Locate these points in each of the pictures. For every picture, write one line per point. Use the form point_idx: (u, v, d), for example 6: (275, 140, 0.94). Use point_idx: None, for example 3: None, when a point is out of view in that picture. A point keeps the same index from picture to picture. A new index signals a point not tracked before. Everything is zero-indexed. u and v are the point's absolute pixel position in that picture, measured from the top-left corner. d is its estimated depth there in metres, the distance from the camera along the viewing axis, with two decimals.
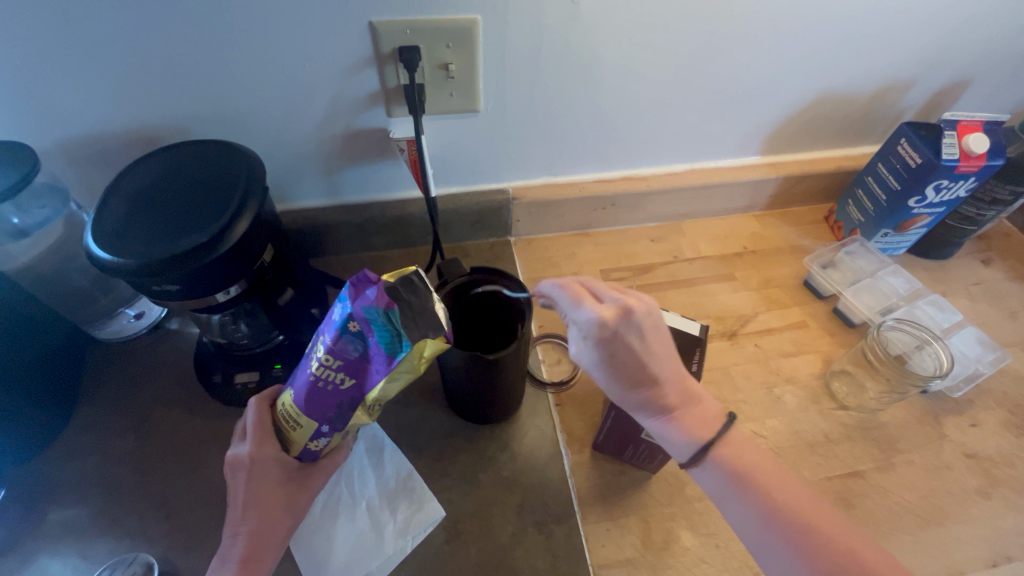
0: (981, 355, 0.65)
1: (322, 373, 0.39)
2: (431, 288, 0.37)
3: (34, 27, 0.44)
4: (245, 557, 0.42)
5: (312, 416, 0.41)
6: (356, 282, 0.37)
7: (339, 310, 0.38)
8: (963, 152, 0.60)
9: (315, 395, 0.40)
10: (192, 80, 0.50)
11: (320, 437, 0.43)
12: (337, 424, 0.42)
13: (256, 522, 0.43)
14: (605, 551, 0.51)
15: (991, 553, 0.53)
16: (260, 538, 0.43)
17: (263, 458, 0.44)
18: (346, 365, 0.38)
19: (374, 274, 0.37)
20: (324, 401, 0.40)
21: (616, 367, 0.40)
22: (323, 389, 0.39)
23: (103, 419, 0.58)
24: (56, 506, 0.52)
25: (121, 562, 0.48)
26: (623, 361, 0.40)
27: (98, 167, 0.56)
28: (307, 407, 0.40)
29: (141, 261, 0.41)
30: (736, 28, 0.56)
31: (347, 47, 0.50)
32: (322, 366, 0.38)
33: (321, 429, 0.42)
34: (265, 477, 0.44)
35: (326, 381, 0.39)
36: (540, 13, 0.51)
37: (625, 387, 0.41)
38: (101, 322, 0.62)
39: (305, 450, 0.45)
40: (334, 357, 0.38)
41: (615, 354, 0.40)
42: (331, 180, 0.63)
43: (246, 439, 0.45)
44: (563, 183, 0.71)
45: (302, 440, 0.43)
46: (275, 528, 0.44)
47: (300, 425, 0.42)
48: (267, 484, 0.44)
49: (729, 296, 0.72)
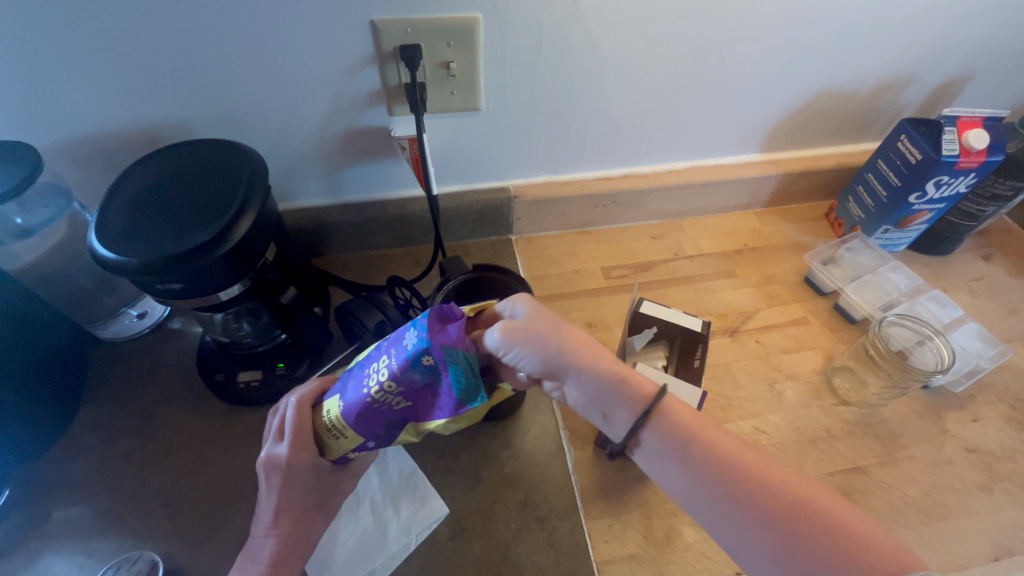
0: (983, 349, 0.65)
1: (380, 397, 0.38)
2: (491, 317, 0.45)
3: (37, 28, 0.45)
4: (273, 561, 0.43)
5: (361, 432, 0.41)
6: (441, 314, 0.36)
7: (412, 337, 0.36)
8: (963, 148, 0.60)
9: (369, 414, 0.39)
10: (196, 80, 0.51)
11: (362, 447, 0.43)
12: (383, 439, 0.42)
13: (287, 526, 0.44)
14: (608, 547, 0.51)
15: (993, 547, 0.53)
16: (293, 540, 0.45)
17: (300, 463, 0.44)
18: (409, 393, 0.37)
19: (459, 309, 0.37)
20: (376, 419, 0.39)
21: (548, 334, 0.38)
22: (378, 409, 0.38)
23: (106, 418, 0.58)
24: (60, 504, 0.52)
25: (126, 562, 0.48)
26: (551, 320, 0.39)
27: (101, 166, 0.56)
28: (358, 423, 0.40)
29: (145, 261, 0.41)
30: (737, 25, 0.56)
31: (350, 46, 0.51)
32: (382, 391, 0.37)
33: (367, 442, 0.42)
34: (300, 482, 0.44)
35: (382, 403, 0.38)
36: (540, 12, 0.51)
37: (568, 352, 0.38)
38: (103, 322, 0.62)
39: (342, 455, 0.45)
40: (398, 384, 0.37)
41: (535, 324, 0.38)
42: (334, 179, 0.63)
43: (284, 442, 0.44)
44: (564, 181, 0.71)
45: (343, 448, 0.43)
46: (306, 530, 0.46)
47: (345, 435, 0.42)
48: (301, 488, 0.45)
49: (730, 293, 0.72)
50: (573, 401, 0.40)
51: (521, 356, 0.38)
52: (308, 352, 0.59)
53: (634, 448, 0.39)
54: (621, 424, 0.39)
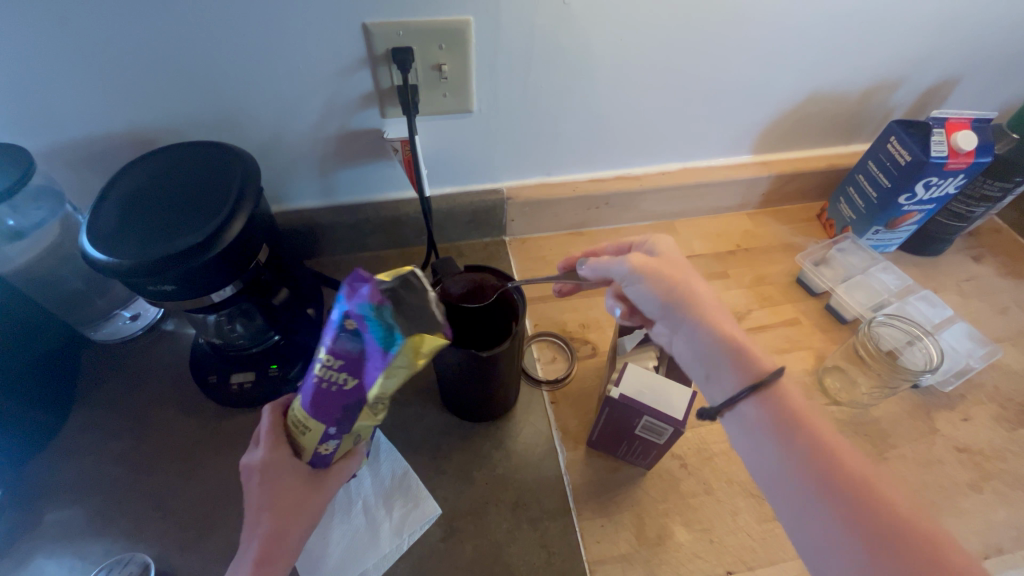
0: (972, 349, 0.65)
1: (325, 375, 0.38)
2: (428, 288, 0.38)
3: (32, 32, 0.45)
4: (259, 560, 0.41)
5: (319, 418, 0.40)
6: (351, 280, 0.37)
7: (337, 311, 0.38)
8: (951, 149, 0.60)
9: (321, 397, 0.39)
10: (189, 82, 0.51)
11: (329, 440, 0.42)
12: (345, 426, 0.41)
13: (269, 525, 0.43)
14: (600, 547, 0.51)
15: (983, 545, 0.53)
16: (277, 538, 0.43)
17: (275, 462, 0.44)
18: (349, 365, 0.37)
19: (368, 273, 0.38)
20: (330, 404, 0.39)
21: (670, 281, 0.43)
22: (328, 390, 0.38)
23: (100, 420, 0.58)
24: (52, 507, 0.52)
25: (118, 563, 0.48)
26: (679, 269, 0.44)
27: (94, 168, 0.56)
28: (314, 410, 0.40)
29: (135, 261, 0.41)
30: (726, 32, 0.57)
31: (343, 48, 0.51)
32: (324, 367, 0.37)
33: (329, 432, 0.41)
34: (278, 479, 0.44)
35: (330, 382, 0.38)
36: (531, 14, 0.51)
37: (681, 295, 0.43)
38: (97, 323, 0.62)
39: (317, 456, 0.44)
40: (336, 358, 0.37)
41: (659, 267, 0.44)
42: (327, 180, 0.64)
43: (260, 444, 0.45)
44: (557, 182, 0.71)
45: (312, 445, 0.43)
46: (295, 525, 0.43)
47: (309, 427, 0.41)
48: (281, 485, 0.43)
49: (722, 294, 0.72)
50: (681, 353, 0.44)
51: (640, 293, 0.44)
52: (300, 354, 0.59)
53: (725, 415, 0.40)
54: (721, 389, 0.40)
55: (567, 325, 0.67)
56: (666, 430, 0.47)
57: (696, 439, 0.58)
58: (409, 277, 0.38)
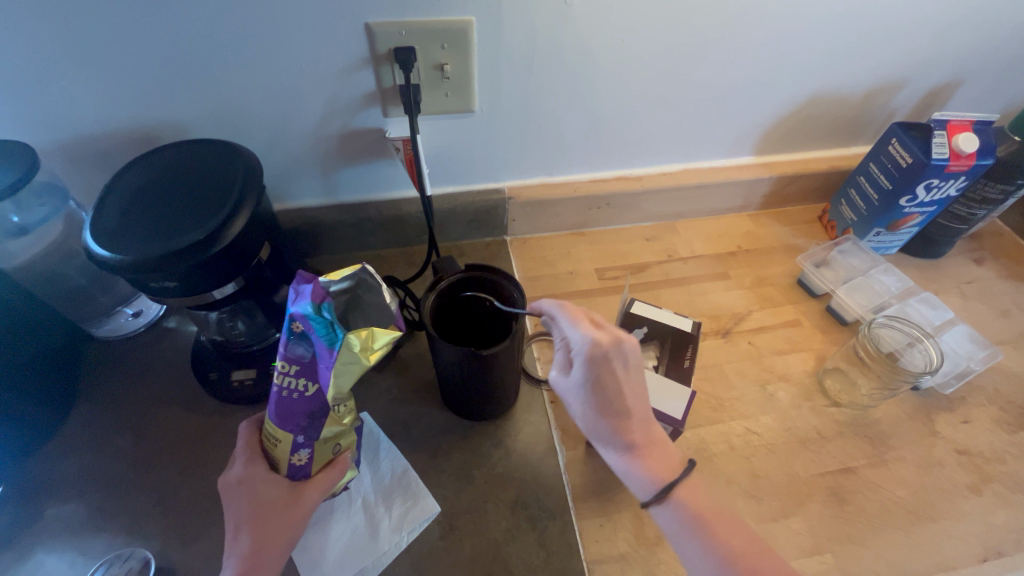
0: (973, 352, 0.65)
1: (285, 383, 0.40)
2: (381, 285, 0.39)
3: (36, 30, 0.45)
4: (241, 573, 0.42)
5: (285, 428, 0.42)
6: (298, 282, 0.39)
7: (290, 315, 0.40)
8: (953, 151, 0.60)
9: (284, 406, 0.41)
10: (192, 80, 0.51)
11: (301, 449, 0.44)
12: (311, 433, 0.43)
13: (249, 539, 0.43)
14: (599, 546, 0.51)
15: (982, 548, 0.53)
16: (263, 549, 0.43)
17: (252, 477, 0.45)
18: (304, 370, 0.40)
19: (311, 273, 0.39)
20: (292, 412, 0.41)
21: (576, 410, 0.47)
22: (288, 398, 0.41)
23: (102, 416, 0.58)
24: (53, 502, 0.52)
25: (118, 558, 0.49)
26: (606, 387, 0.44)
27: (97, 166, 0.56)
28: (279, 419, 0.42)
29: (138, 258, 0.42)
30: (726, 35, 0.57)
31: (345, 48, 0.51)
32: (282, 375, 0.40)
33: (298, 441, 0.43)
34: (256, 492, 0.45)
35: (290, 389, 0.40)
36: (534, 14, 0.52)
37: (601, 410, 0.45)
38: (100, 321, 0.63)
39: (292, 468, 0.45)
40: (290, 363, 0.39)
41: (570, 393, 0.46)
42: (329, 179, 0.64)
43: (236, 461, 0.47)
44: (559, 183, 0.71)
45: (285, 456, 0.44)
46: (280, 533, 0.44)
47: (279, 438, 0.43)
48: (260, 497, 0.44)
49: (723, 295, 0.72)
50: None
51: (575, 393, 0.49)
52: None
53: None
54: None
55: None
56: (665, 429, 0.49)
57: (696, 439, 0.58)
58: (360, 275, 0.38)
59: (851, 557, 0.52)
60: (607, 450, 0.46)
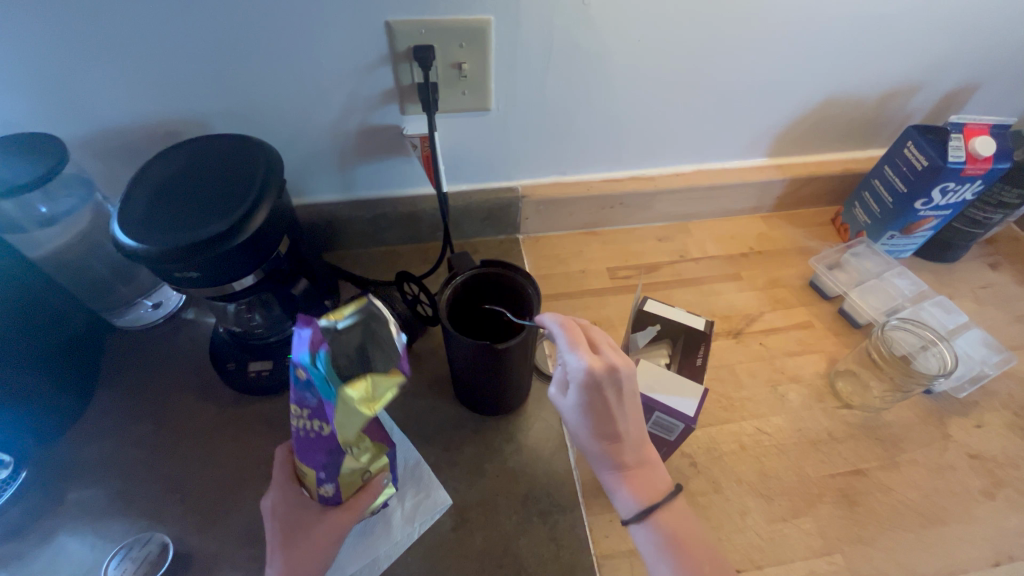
0: (987, 356, 0.64)
1: (301, 423, 0.39)
2: (387, 319, 0.37)
3: (68, 26, 0.47)
4: None
5: (309, 462, 0.43)
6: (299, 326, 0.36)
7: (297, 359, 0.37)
8: (969, 154, 0.60)
9: (305, 443, 0.41)
10: (216, 77, 0.52)
11: (326, 483, 0.44)
12: (333, 470, 0.42)
13: (280, 563, 0.45)
14: (608, 541, 0.52)
15: (994, 553, 0.53)
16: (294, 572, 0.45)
17: (286, 505, 0.48)
18: (312, 413, 0.37)
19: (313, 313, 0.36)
20: (312, 449, 0.41)
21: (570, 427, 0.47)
22: (308, 437, 0.40)
23: (122, 404, 0.59)
24: (75, 487, 0.54)
25: (138, 541, 0.50)
26: (598, 413, 0.44)
27: (122, 159, 0.58)
28: (304, 455, 0.42)
29: (164, 248, 0.43)
30: (743, 38, 0.57)
31: (366, 46, 0.52)
32: (297, 417, 0.39)
33: (322, 476, 0.43)
34: (291, 519, 0.47)
35: (306, 429, 0.39)
36: (552, 15, 0.52)
37: (594, 431, 0.45)
38: (120, 310, 0.64)
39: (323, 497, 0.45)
40: (301, 407, 0.38)
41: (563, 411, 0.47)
42: (346, 175, 0.65)
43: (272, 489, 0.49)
44: (572, 182, 0.72)
45: (313, 485, 0.45)
46: (310, 556, 0.45)
47: (307, 471, 0.44)
48: (294, 523, 0.47)
49: (735, 296, 0.72)
50: None
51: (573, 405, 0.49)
52: None
53: None
54: None
55: None
56: (677, 426, 0.48)
57: (706, 438, 0.59)
58: (364, 309, 0.37)
59: (861, 558, 0.52)
60: (598, 468, 0.47)
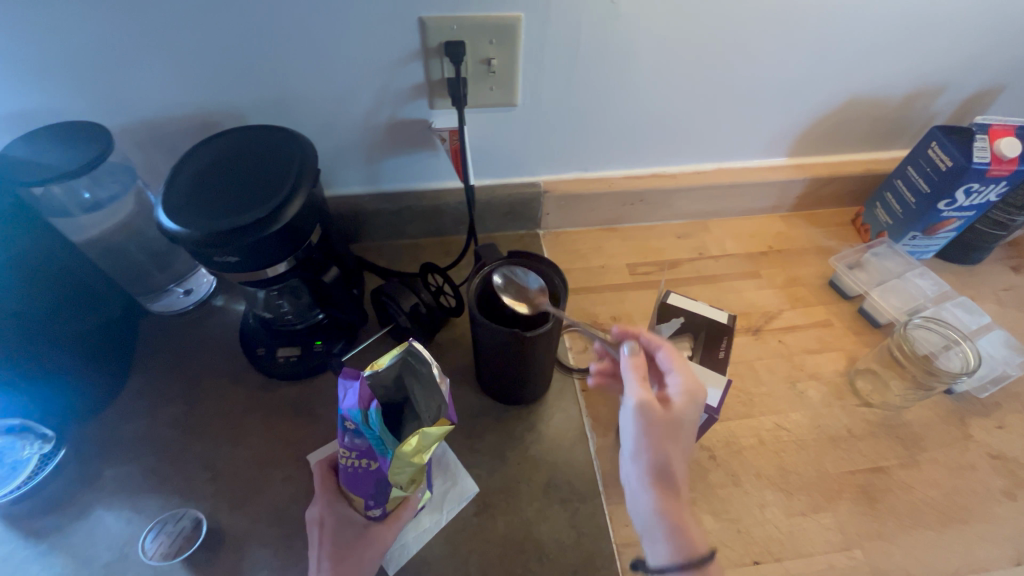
0: (1009, 357, 0.64)
1: (349, 462, 0.44)
2: (427, 359, 0.42)
3: (117, 19, 0.49)
4: None
5: (358, 492, 0.46)
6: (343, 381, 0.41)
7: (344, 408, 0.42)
8: (995, 156, 0.60)
9: (354, 478, 0.45)
10: (255, 70, 0.54)
11: (373, 507, 0.47)
12: (380, 499, 0.46)
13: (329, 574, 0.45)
14: (628, 529, 0.52)
15: (1015, 552, 0.53)
16: None
17: (331, 518, 0.48)
18: (363, 453, 0.42)
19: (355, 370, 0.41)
20: (362, 483, 0.45)
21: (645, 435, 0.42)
22: (357, 473, 0.44)
23: (156, 386, 0.61)
24: (111, 464, 0.56)
25: (172, 517, 0.51)
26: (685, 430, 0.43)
27: (162, 148, 0.60)
28: (352, 485, 0.46)
29: (205, 233, 0.44)
30: (768, 37, 0.58)
31: (399, 40, 0.53)
32: (347, 456, 0.44)
33: (370, 504, 0.47)
34: (338, 532, 0.48)
35: (355, 466, 0.44)
36: (581, 12, 0.53)
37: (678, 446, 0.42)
38: (155, 296, 0.66)
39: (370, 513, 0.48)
40: (350, 450, 0.43)
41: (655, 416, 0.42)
42: (372, 168, 0.66)
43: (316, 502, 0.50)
44: (594, 178, 0.73)
45: (359, 507, 0.48)
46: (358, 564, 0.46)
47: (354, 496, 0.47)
48: (340, 535, 0.48)
49: (754, 293, 0.73)
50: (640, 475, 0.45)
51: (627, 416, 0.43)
52: (343, 332, 0.62)
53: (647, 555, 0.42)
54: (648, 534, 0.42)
55: (598, 317, 0.69)
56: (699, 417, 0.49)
57: (725, 432, 0.59)
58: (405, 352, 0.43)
59: (880, 553, 0.52)
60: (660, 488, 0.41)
